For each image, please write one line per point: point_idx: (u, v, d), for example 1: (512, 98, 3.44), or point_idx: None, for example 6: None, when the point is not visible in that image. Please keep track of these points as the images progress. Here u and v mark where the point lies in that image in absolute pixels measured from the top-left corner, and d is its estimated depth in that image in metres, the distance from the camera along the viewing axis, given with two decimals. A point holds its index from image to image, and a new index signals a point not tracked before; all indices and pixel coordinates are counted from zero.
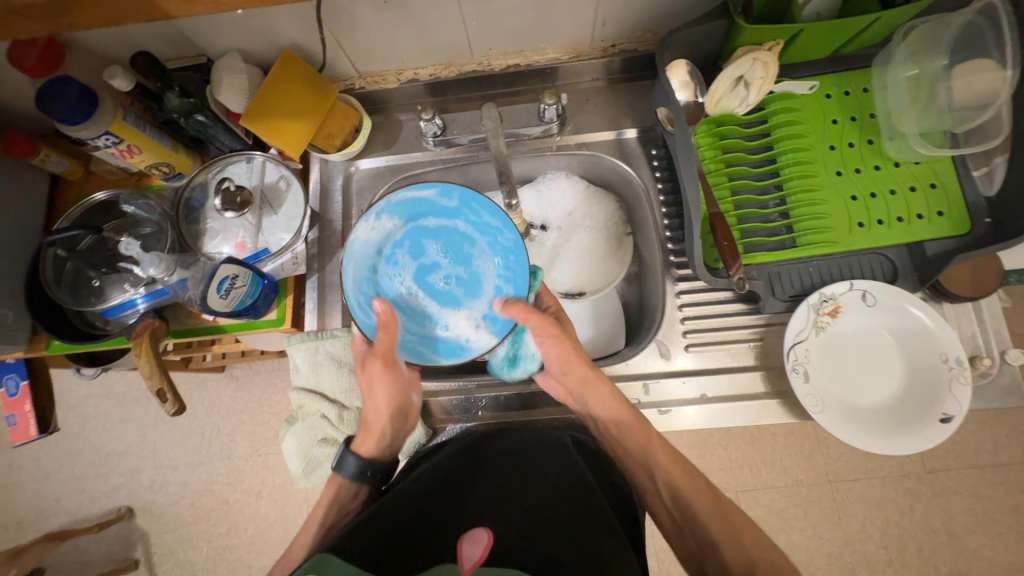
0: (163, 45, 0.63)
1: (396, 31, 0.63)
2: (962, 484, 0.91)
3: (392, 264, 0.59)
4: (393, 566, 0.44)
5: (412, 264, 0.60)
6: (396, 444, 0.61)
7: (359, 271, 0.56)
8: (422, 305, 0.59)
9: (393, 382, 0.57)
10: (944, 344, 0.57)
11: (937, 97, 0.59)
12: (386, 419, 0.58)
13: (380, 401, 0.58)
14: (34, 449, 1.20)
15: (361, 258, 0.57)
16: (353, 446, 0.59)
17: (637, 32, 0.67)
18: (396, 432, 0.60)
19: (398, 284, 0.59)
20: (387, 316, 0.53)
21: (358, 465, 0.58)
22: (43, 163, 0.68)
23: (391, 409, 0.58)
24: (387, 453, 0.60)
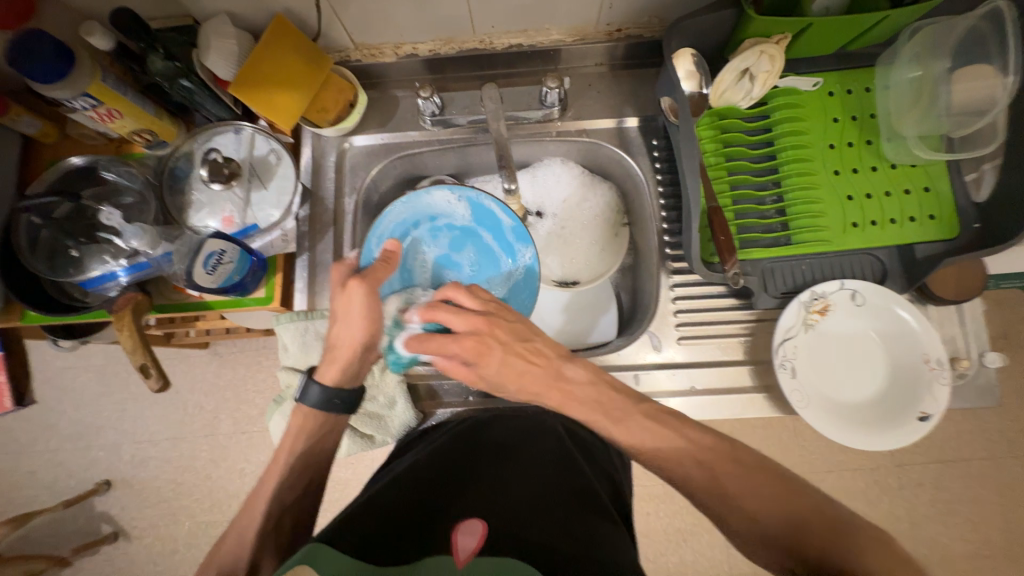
0: (146, 2, 0.59)
1: (396, 2, 0.60)
2: (927, 477, 0.95)
3: (432, 229, 0.65)
4: (387, 558, 0.40)
5: (445, 241, 0.65)
6: (361, 372, 0.57)
7: (402, 216, 0.64)
8: (419, 286, 0.63)
9: (376, 311, 0.54)
10: (927, 345, 0.59)
11: (938, 100, 0.58)
12: (355, 350, 0.55)
13: (358, 326, 0.54)
14: (8, 420, 1.17)
15: (419, 209, 0.64)
16: (317, 375, 0.57)
17: (644, 18, 0.65)
18: (362, 363, 0.57)
19: (421, 252, 0.65)
20: (397, 253, 0.57)
21: (322, 393, 0.55)
22: (14, 124, 0.64)
23: (365, 339, 0.55)
24: (354, 380, 0.57)
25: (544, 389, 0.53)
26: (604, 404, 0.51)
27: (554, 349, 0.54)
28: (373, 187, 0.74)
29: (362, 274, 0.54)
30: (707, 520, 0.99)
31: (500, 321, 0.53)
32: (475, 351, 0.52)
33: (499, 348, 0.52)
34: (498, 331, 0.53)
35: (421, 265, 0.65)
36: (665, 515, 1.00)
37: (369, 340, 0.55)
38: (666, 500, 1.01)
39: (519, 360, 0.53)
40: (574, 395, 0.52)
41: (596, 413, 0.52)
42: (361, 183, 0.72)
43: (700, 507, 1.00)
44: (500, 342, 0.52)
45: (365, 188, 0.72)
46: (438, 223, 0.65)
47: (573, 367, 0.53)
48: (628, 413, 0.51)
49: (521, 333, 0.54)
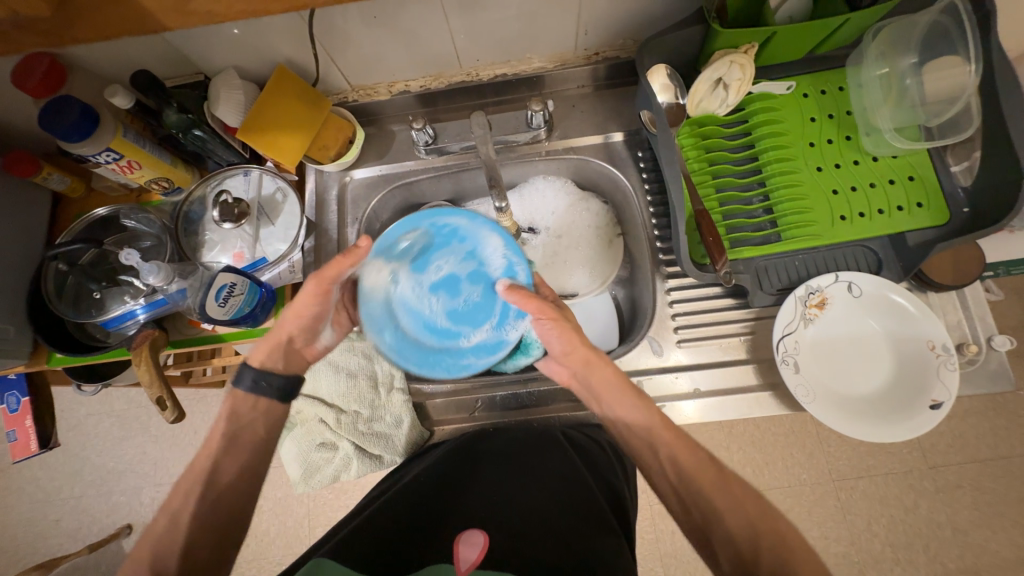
0: (163, 63, 0.65)
1: (386, 46, 0.65)
2: (965, 479, 0.91)
3: (467, 249, 0.55)
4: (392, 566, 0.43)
5: (474, 266, 0.54)
6: (292, 360, 0.57)
7: (455, 223, 0.55)
8: (420, 279, 0.54)
9: (321, 308, 0.56)
10: (930, 331, 0.58)
11: (908, 92, 0.61)
12: (285, 338, 0.56)
13: (295, 317, 0.56)
14: (34, 469, 1.20)
15: (479, 230, 0.54)
16: (249, 360, 0.57)
17: (619, 40, 0.69)
18: (294, 351, 0.58)
19: (442, 258, 0.55)
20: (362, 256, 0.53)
21: (251, 374, 0.54)
22: (45, 181, 0.70)
23: (296, 329, 0.56)
24: (283, 364, 0.56)
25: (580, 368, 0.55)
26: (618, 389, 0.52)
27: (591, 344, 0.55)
28: (374, 216, 0.77)
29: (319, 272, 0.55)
30: None
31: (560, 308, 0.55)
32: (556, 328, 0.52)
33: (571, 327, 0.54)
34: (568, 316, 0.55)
35: (432, 269, 0.55)
36: None
37: (307, 328, 0.57)
38: None
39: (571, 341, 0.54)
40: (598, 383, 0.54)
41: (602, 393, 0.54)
42: (363, 213, 0.76)
43: None
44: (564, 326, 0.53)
45: (366, 218, 0.76)
46: (478, 252, 0.54)
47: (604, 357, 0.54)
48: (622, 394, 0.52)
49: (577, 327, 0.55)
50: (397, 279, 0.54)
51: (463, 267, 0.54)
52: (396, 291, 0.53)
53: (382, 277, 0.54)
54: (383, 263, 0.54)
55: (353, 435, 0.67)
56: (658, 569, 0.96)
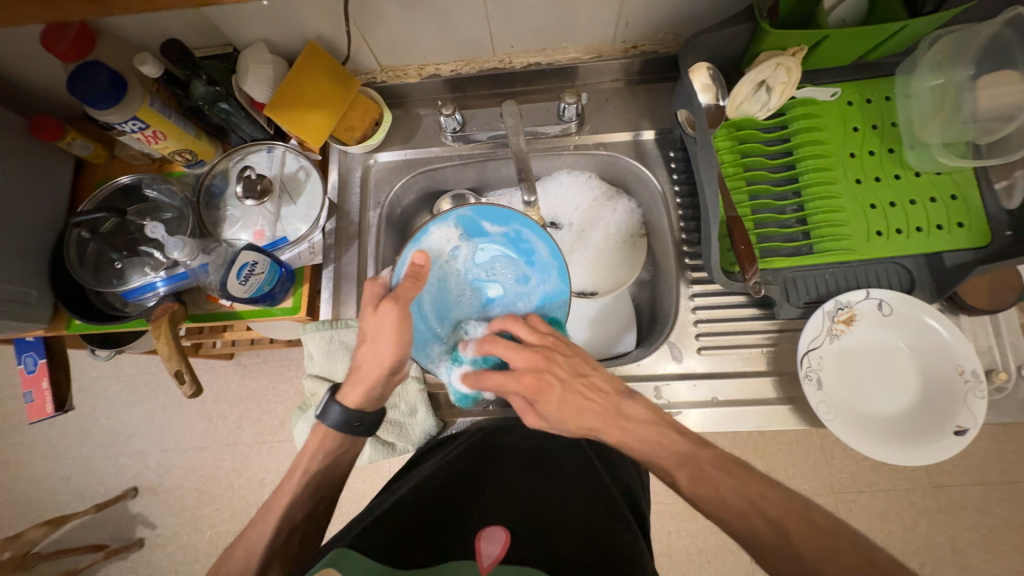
0: (192, 32, 0.64)
1: (420, 26, 0.63)
2: (969, 501, 0.90)
3: (524, 270, 0.67)
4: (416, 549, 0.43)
5: (517, 289, 0.67)
6: (384, 396, 0.58)
7: (534, 248, 0.64)
8: (473, 271, 0.67)
9: (405, 334, 0.54)
10: (960, 356, 0.57)
11: (962, 107, 0.58)
12: (379, 374, 0.55)
13: (387, 351, 0.54)
14: (45, 428, 1.23)
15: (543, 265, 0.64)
16: (337, 395, 0.57)
17: (659, 35, 0.67)
18: (384, 386, 0.57)
19: (498, 263, 0.67)
20: (423, 268, 0.55)
21: (343, 414, 0.56)
22: (69, 147, 0.69)
23: (390, 364, 0.55)
24: (374, 403, 0.57)
25: (602, 425, 0.51)
26: (666, 443, 0.50)
27: (610, 384, 0.54)
28: (396, 201, 0.76)
29: (396, 294, 0.53)
30: (732, 540, 0.96)
31: (550, 361, 0.52)
32: (535, 388, 0.50)
33: (559, 386, 0.51)
34: (555, 366, 0.52)
35: (488, 268, 0.67)
36: (687, 534, 0.97)
37: (394, 365, 0.55)
38: (688, 518, 0.98)
39: (580, 396, 0.51)
40: (633, 432, 0.51)
41: (659, 455, 0.50)
42: (386, 197, 0.75)
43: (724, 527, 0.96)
44: (560, 378, 0.51)
45: (388, 202, 0.75)
46: (528, 284, 0.66)
47: (634, 404, 0.52)
48: (688, 458, 0.49)
49: (576, 367, 0.53)
50: (459, 252, 0.66)
51: (511, 282, 0.67)
52: (451, 261, 0.66)
53: (452, 246, 0.65)
54: (461, 236, 0.65)
55: None
56: None
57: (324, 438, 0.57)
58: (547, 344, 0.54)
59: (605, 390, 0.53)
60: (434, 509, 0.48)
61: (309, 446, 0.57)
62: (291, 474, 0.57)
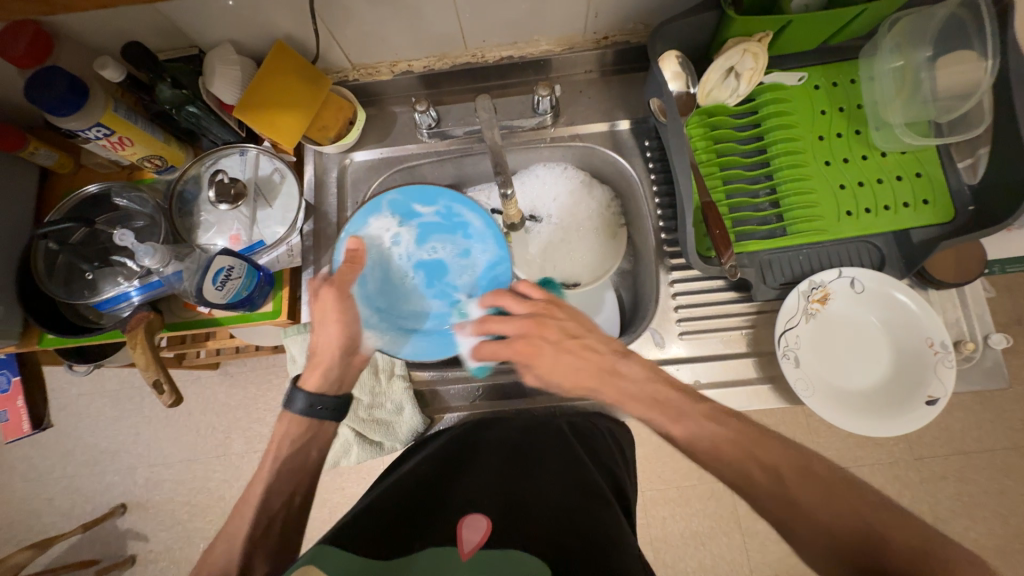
0: (155, 35, 0.62)
1: (390, 23, 0.63)
2: (948, 469, 0.93)
3: (464, 244, 0.65)
4: (393, 542, 0.43)
5: (461, 263, 0.66)
6: (345, 379, 0.58)
7: (467, 221, 0.65)
8: (416, 256, 0.66)
9: (349, 310, 0.58)
10: (929, 328, 0.59)
11: (921, 86, 0.60)
12: (333, 352, 0.57)
13: (332, 328, 0.57)
14: (26, 449, 1.19)
15: (478, 237, 0.65)
16: (300, 383, 0.57)
17: (629, 24, 0.67)
18: (345, 367, 0.58)
19: (439, 245, 0.66)
20: (360, 251, 0.60)
21: (306, 399, 0.55)
22: (32, 157, 0.67)
23: (343, 341, 0.57)
24: (335, 386, 0.57)
25: (598, 385, 0.54)
26: (662, 402, 0.51)
27: (606, 345, 0.56)
28: (375, 200, 0.76)
29: (329, 278, 0.58)
30: (725, 522, 0.98)
31: (541, 322, 0.56)
32: (527, 353, 0.55)
33: (549, 346, 0.55)
34: (547, 330, 0.56)
35: (430, 251, 0.66)
36: (680, 519, 0.99)
37: (347, 340, 0.58)
38: (681, 503, 0.99)
39: (570, 356, 0.55)
40: (628, 390, 0.53)
41: (656, 413, 0.50)
42: (363, 197, 0.74)
43: (717, 509, 0.98)
44: (550, 340, 0.56)
45: (366, 201, 0.74)
46: (470, 256, 0.65)
47: (629, 364, 0.54)
48: (685, 413, 0.49)
49: (570, 329, 0.56)
50: (400, 240, 0.65)
51: (454, 257, 0.66)
52: (396, 248, 0.65)
53: (391, 233, 0.65)
54: (398, 223, 0.65)
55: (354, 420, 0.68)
56: (648, 552, 0.99)
57: (289, 426, 0.56)
58: (545, 307, 0.58)
59: (601, 351, 0.55)
60: (415, 504, 0.48)
61: (277, 435, 0.56)
62: (262, 466, 0.55)
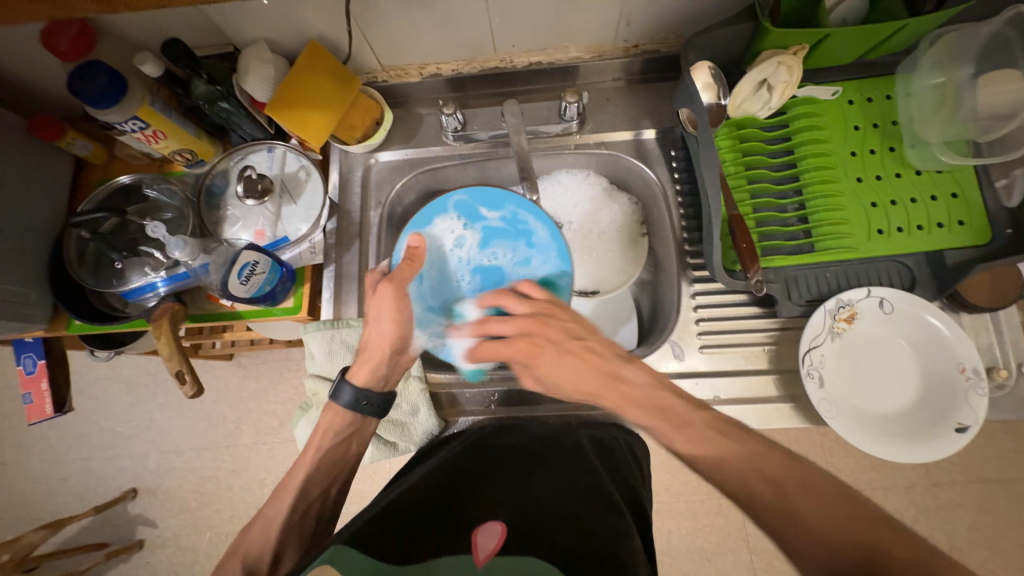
0: (193, 32, 0.64)
1: (422, 26, 0.63)
2: (968, 498, 0.90)
3: (525, 253, 0.64)
4: (406, 547, 0.43)
5: (521, 271, 0.64)
6: (391, 377, 0.60)
7: (531, 229, 0.64)
8: (474, 259, 0.65)
9: (404, 310, 0.59)
10: (960, 353, 0.57)
11: (962, 106, 0.58)
12: (385, 351, 0.58)
13: (388, 328, 0.58)
14: (44, 429, 1.22)
15: (540, 246, 0.64)
16: (348, 375, 0.59)
17: (661, 34, 0.67)
18: (392, 365, 0.60)
19: (501, 250, 0.65)
20: (419, 251, 0.60)
21: (353, 393, 0.57)
22: (68, 146, 0.69)
23: (394, 340, 0.58)
24: (383, 384, 0.59)
25: (600, 389, 0.52)
26: (666, 407, 0.48)
27: (611, 350, 0.54)
28: (397, 200, 0.76)
29: (389, 276, 0.58)
30: (733, 539, 0.96)
31: (547, 322, 0.56)
32: (527, 352, 0.54)
33: (549, 348, 0.54)
34: (549, 330, 0.55)
35: (490, 255, 0.65)
36: (687, 533, 0.97)
37: (398, 342, 0.59)
38: (689, 517, 0.98)
39: (573, 360, 0.54)
40: (633, 395, 0.51)
41: (658, 420, 0.48)
42: (387, 197, 0.75)
43: (725, 526, 0.96)
44: (553, 341, 0.54)
45: (389, 202, 0.75)
46: (529, 265, 0.64)
47: (633, 369, 0.52)
48: (689, 420, 0.47)
49: (570, 332, 0.55)
50: (463, 242, 0.65)
51: (513, 265, 0.65)
52: (456, 249, 0.65)
53: (455, 235, 0.65)
54: (463, 225, 0.65)
55: None
56: None
57: (335, 418, 0.58)
58: (539, 311, 0.57)
59: (603, 355, 0.54)
60: (430, 509, 0.48)
61: (321, 424, 0.58)
62: (306, 452, 0.58)
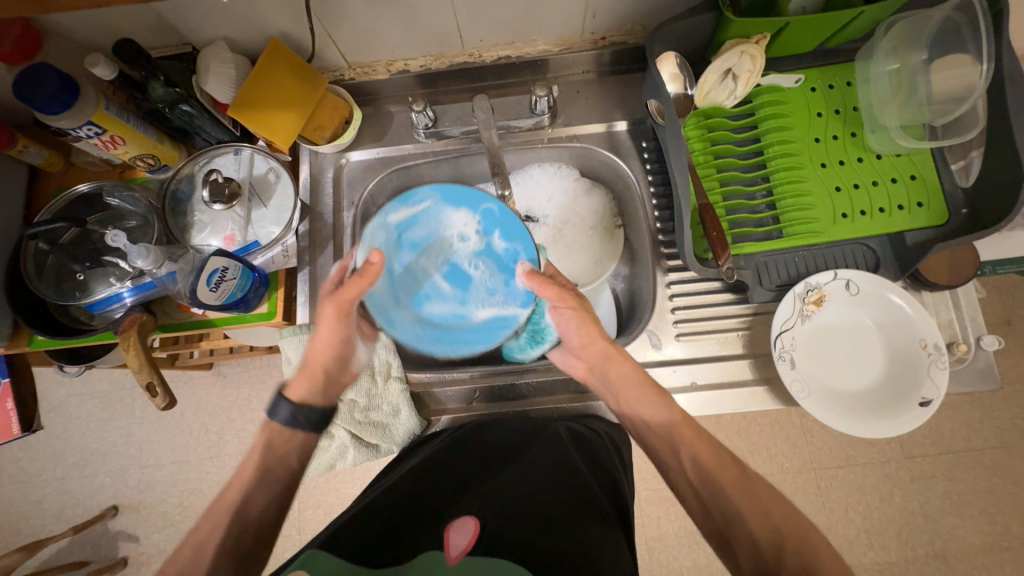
0: (147, 32, 0.61)
1: (386, 22, 0.62)
2: (939, 468, 0.94)
3: (499, 286, 0.57)
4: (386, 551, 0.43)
5: (482, 297, 0.57)
6: (331, 391, 0.58)
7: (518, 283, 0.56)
8: (457, 253, 0.59)
9: (347, 325, 0.56)
10: (922, 330, 0.59)
11: (917, 90, 0.60)
12: (324, 363, 0.57)
13: (326, 340, 0.56)
14: (15, 450, 1.18)
15: (506, 293, 0.57)
16: (285, 392, 0.56)
17: (627, 25, 0.67)
18: (332, 378, 0.58)
19: (482, 266, 0.58)
20: (375, 267, 0.52)
21: (290, 409, 0.54)
22: (21, 155, 0.66)
23: (332, 355, 0.57)
24: (321, 398, 0.57)
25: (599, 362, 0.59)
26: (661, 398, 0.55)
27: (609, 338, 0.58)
28: (371, 200, 0.75)
29: (332, 294, 0.54)
30: None
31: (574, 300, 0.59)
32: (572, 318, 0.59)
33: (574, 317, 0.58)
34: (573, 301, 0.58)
35: (472, 262, 0.58)
36: (675, 518, 0.99)
37: (337, 356, 0.57)
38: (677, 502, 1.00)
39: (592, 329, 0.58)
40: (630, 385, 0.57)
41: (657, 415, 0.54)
42: (359, 197, 0.74)
43: None
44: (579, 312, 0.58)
45: (363, 202, 0.74)
46: (491, 298, 0.57)
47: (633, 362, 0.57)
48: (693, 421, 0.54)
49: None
50: (464, 236, 0.59)
51: (482, 288, 0.58)
52: (457, 243, 0.59)
53: (463, 229, 0.59)
54: (476, 227, 0.58)
55: (350, 425, 0.67)
56: (642, 552, 0.99)
57: (271, 437, 0.54)
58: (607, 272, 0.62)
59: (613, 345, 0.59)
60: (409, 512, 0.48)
61: (255, 446, 0.53)
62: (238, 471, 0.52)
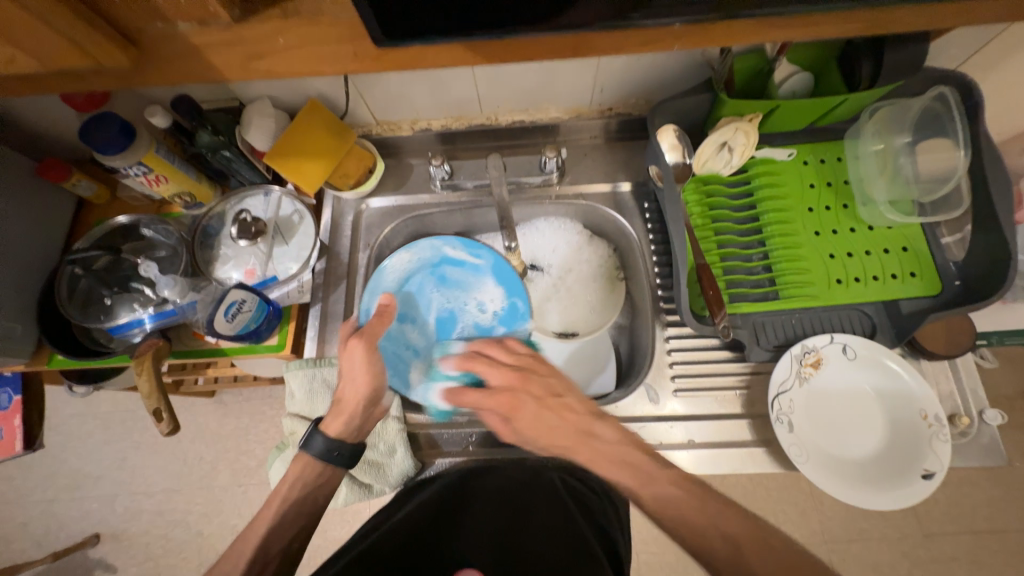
0: (202, 88, 0.69)
1: (414, 88, 0.69)
2: (959, 550, 0.89)
3: None
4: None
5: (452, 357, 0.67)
6: (364, 429, 0.60)
7: None
8: (465, 319, 0.70)
9: (378, 365, 0.58)
10: (922, 400, 0.59)
11: (903, 169, 0.64)
12: (358, 404, 0.58)
13: (363, 381, 0.57)
14: (10, 469, 1.18)
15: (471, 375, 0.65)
16: (320, 426, 0.59)
17: (632, 99, 0.73)
18: (365, 418, 0.60)
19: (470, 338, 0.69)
20: (390, 308, 0.59)
21: (324, 443, 0.57)
22: (73, 187, 0.73)
23: (366, 394, 0.57)
24: (354, 435, 0.59)
25: (570, 443, 0.53)
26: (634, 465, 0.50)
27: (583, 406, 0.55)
28: (385, 243, 0.80)
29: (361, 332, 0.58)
30: None
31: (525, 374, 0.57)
32: (509, 405, 0.55)
33: (529, 402, 0.55)
34: (531, 385, 0.56)
35: (467, 329, 0.70)
36: None
37: (372, 395, 0.58)
38: (678, 569, 0.95)
39: (551, 414, 0.54)
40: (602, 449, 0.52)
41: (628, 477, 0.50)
42: (375, 239, 0.79)
43: None
44: (533, 395, 0.55)
45: (378, 244, 0.79)
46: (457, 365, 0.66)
47: (604, 426, 0.53)
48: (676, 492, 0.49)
49: (548, 388, 0.56)
50: (483, 305, 0.71)
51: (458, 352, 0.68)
52: (473, 304, 0.71)
53: (487, 301, 0.70)
54: (497, 305, 0.70)
55: None
56: None
57: (302, 469, 0.58)
58: (522, 369, 0.58)
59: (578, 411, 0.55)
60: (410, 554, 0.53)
61: (287, 477, 0.57)
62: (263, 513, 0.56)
